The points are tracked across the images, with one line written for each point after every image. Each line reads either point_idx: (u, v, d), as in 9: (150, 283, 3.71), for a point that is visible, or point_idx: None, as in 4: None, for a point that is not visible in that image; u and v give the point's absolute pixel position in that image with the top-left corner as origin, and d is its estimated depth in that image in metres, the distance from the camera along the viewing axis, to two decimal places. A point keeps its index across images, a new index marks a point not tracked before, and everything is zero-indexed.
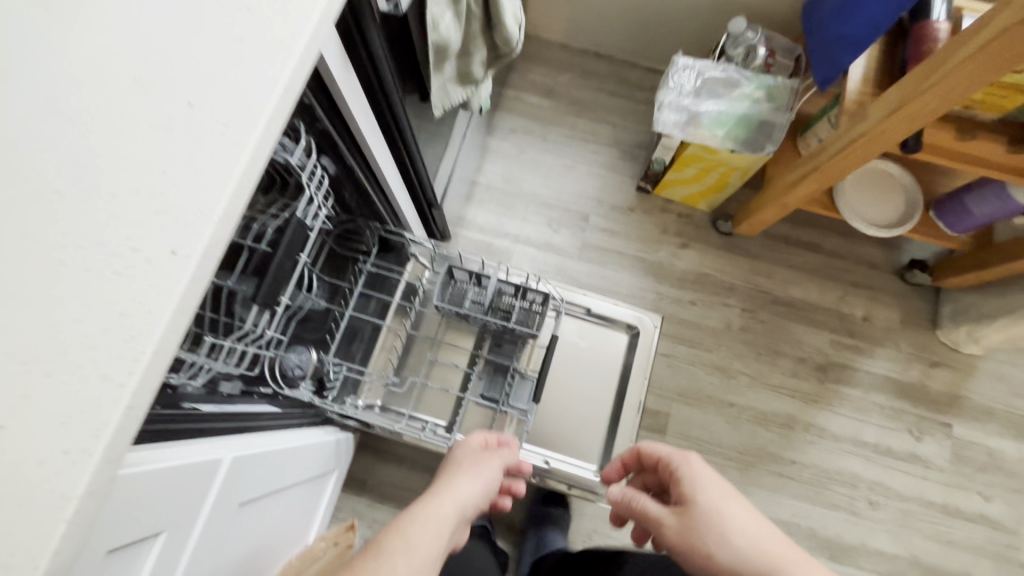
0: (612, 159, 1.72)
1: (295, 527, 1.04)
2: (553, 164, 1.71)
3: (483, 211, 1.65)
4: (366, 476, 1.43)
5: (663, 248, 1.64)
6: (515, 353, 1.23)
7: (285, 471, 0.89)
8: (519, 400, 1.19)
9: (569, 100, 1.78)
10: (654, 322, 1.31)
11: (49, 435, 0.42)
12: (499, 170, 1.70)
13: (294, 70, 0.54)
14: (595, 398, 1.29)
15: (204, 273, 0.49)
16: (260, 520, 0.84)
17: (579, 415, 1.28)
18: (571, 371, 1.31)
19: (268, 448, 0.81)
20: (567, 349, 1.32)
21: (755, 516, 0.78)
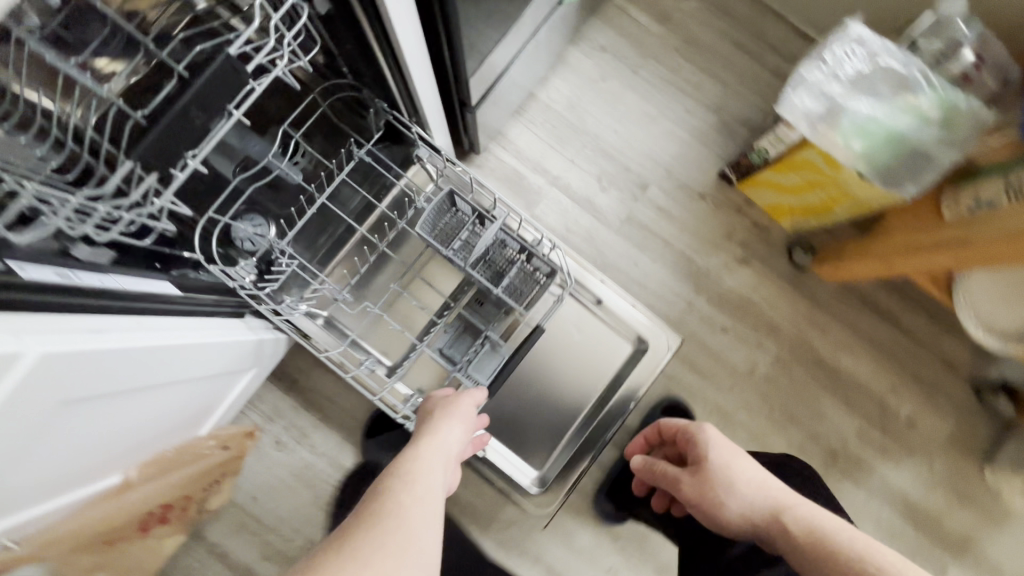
0: (704, 127, 1.38)
1: (178, 425, 0.90)
2: (633, 107, 1.38)
3: (530, 133, 1.36)
4: (299, 376, 1.28)
5: (716, 255, 1.35)
6: (496, 319, 1.01)
7: (143, 366, 0.71)
8: (479, 374, 0.99)
9: (684, 35, 1.40)
10: (670, 344, 1.07)
11: None
12: (567, 91, 1.37)
13: None
14: (564, 400, 1.06)
15: None
16: (106, 417, 0.70)
17: (540, 414, 1.06)
18: (552, 361, 1.07)
19: (112, 348, 0.63)
20: (556, 335, 1.07)
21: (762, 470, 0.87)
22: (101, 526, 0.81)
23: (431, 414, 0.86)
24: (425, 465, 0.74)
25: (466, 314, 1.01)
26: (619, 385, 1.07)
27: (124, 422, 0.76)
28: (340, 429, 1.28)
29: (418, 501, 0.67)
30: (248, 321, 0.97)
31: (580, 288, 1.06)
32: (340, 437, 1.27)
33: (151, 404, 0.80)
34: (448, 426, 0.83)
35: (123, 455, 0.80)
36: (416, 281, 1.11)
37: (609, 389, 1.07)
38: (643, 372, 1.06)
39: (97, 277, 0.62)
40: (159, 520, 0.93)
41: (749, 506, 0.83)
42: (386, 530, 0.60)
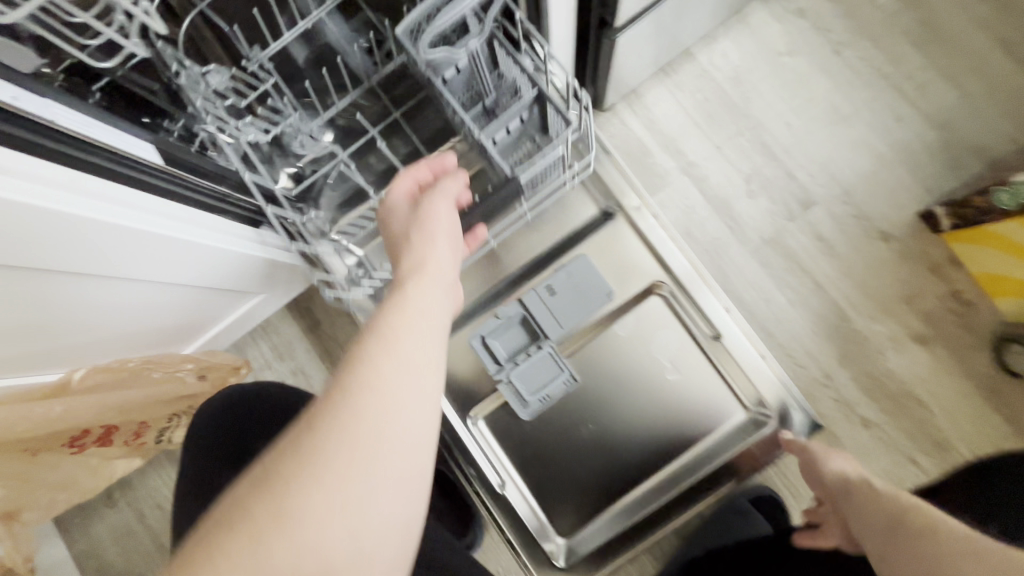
0: (914, 145, 0.99)
1: (118, 333, 0.68)
2: (823, 98, 1.02)
3: (673, 100, 1.05)
4: (322, 319, 1.09)
5: (884, 322, 0.98)
6: (567, 320, 0.76)
7: (45, 233, 0.46)
8: (525, 387, 0.75)
9: (921, 15, 1.02)
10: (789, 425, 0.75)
11: None
12: (735, 56, 1.05)
13: None
14: (626, 457, 0.76)
15: None
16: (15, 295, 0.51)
17: (589, 464, 0.76)
18: (628, 401, 0.76)
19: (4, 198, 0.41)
20: (644, 365, 0.76)
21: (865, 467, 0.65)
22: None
23: (404, 233, 0.55)
24: (403, 328, 0.45)
25: (531, 299, 0.76)
26: (709, 457, 0.76)
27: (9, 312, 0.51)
28: None
29: (398, 393, 0.41)
30: (263, 235, 0.76)
31: (681, 297, 0.77)
32: None
33: (79, 294, 0.57)
34: (432, 248, 0.53)
35: (1, 359, 0.56)
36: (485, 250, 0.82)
37: (692, 463, 0.76)
38: (733, 442, 0.76)
39: (6, 85, 0.40)
40: (98, 442, 0.77)
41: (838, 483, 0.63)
42: (338, 477, 0.37)
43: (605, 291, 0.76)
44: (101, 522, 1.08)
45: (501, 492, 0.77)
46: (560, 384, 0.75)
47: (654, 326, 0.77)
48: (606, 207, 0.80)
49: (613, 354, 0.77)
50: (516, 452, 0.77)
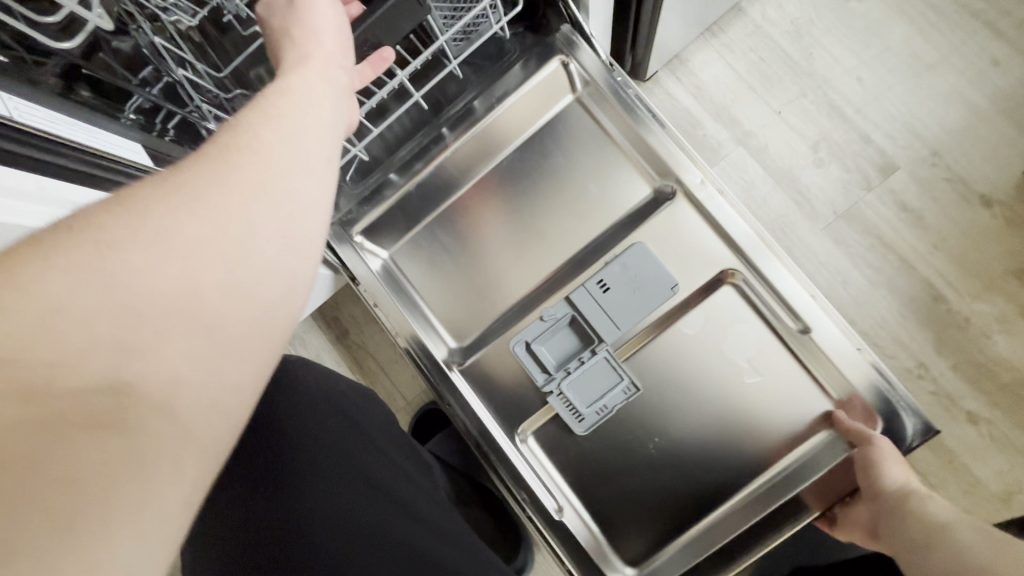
0: (1016, 93, 0.85)
1: None
2: (902, 46, 0.88)
3: (724, 62, 0.93)
4: (349, 328, 1.02)
5: (990, 301, 0.84)
6: (625, 320, 0.66)
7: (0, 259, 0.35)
8: (579, 398, 0.66)
9: None
10: (902, 426, 0.62)
11: None
12: (795, 8, 0.92)
13: None
14: (701, 475, 0.66)
15: None
16: None
17: (657, 484, 0.67)
18: (700, 408, 0.66)
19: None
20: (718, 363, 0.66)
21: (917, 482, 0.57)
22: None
23: (285, 26, 0.44)
24: (283, 100, 0.37)
25: (581, 297, 0.67)
26: (805, 467, 0.64)
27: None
28: None
29: (270, 166, 0.33)
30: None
31: (755, 285, 0.67)
32: None
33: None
34: (318, 39, 0.43)
35: None
36: (522, 243, 0.73)
37: (787, 473, 0.65)
38: (827, 450, 0.64)
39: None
40: None
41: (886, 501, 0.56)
42: (194, 248, 0.29)
43: (671, 285, 0.66)
44: None
45: (559, 518, 0.66)
46: (620, 393, 0.65)
47: (726, 320, 0.67)
48: (662, 187, 0.70)
49: (681, 353, 0.67)
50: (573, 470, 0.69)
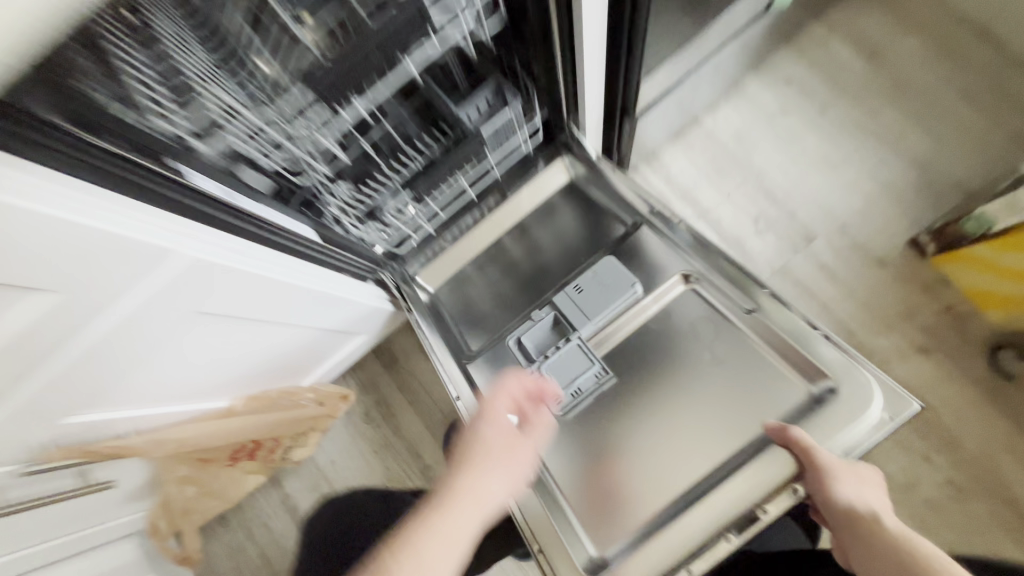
0: (899, 184, 1.17)
1: (264, 369, 0.87)
2: (815, 149, 1.21)
3: (687, 159, 1.25)
4: (400, 356, 1.30)
5: (888, 336, 1.12)
6: (593, 311, 0.87)
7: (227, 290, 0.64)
8: (553, 382, 0.83)
9: (894, 77, 1.21)
10: (881, 400, 0.67)
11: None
12: (737, 121, 1.25)
13: None
14: (663, 450, 0.76)
15: None
16: (211, 341, 0.70)
17: (624, 450, 0.77)
18: (661, 387, 0.80)
19: (241, 269, 0.63)
20: (687, 363, 0.80)
21: (872, 492, 0.62)
22: (74, 461, 0.66)
23: (473, 434, 0.67)
24: (448, 538, 0.57)
25: (562, 300, 0.91)
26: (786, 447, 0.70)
27: (168, 351, 0.65)
28: (424, 419, 1.27)
29: None
30: (347, 281, 0.90)
31: (717, 298, 0.83)
32: (424, 426, 1.26)
33: (206, 348, 0.70)
34: (491, 474, 0.63)
35: (208, 387, 0.78)
36: (534, 284, 0.99)
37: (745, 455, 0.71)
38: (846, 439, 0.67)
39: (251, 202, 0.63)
40: (247, 455, 0.95)
41: (838, 514, 0.61)
42: None
43: (629, 281, 0.87)
44: (215, 541, 1.25)
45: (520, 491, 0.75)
46: (591, 375, 0.82)
47: (696, 335, 0.82)
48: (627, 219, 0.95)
49: (656, 366, 0.82)
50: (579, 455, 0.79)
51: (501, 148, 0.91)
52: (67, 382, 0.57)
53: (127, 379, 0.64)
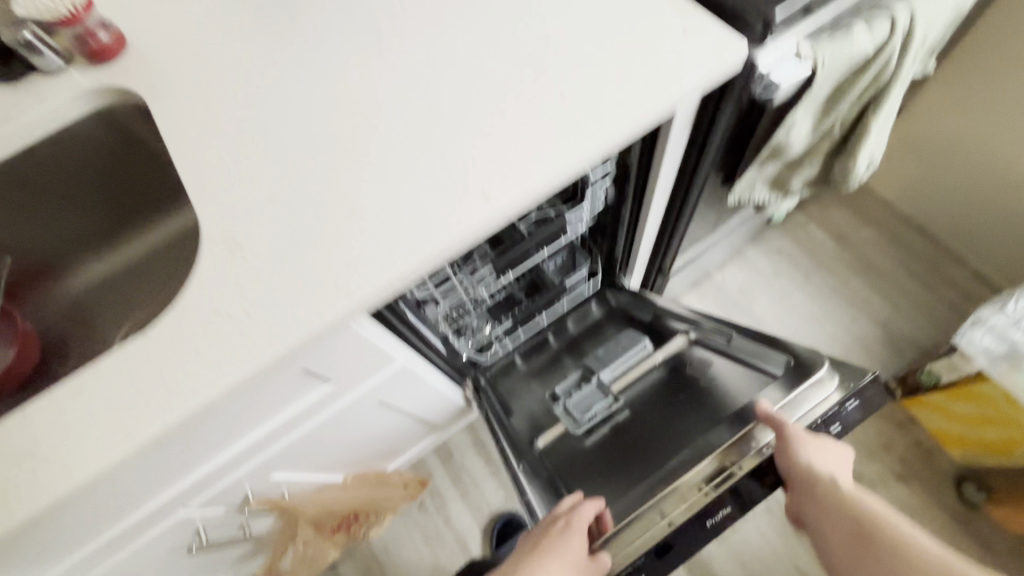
0: (870, 339, 1.48)
1: (376, 450, 1.08)
2: (802, 306, 1.54)
3: (701, 304, 1.57)
4: (455, 451, 1.49)
5: (872, 463, 1.35)
6: (610, 362, 1.14)
7: (400, 388, 0.88)
8: (577, 412, 1.07)
9: (859, 256, 1.59)
10: (831, 375, 0.84)
11: (351, 268, 0.55)
12: (739, 279, 1.60)
13: (585, 151, 0.58)
14: (658, 437, 1.01)
15: (479, 219, 0.56)
16: (366, 425, 0.92)
17: (624, 445, 1.03)
18: (661, 398, 1.07)
19: (417, 373, 0.88)
20: (682, 386, 1.06)
21: (829, 454, 0.70)
22: (266, 509, 0.89)
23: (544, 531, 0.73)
24: None
25: (590, 361, 1.17)
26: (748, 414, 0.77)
27: (349, 427, 0.87)
28: (472, 510, 1.43)
29: None
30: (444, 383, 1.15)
31: (709, 339, 1.06)
32: (472, 518, 1.42)
33: (362, 428, 0.93)
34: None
35: (341, 462, 0.99)
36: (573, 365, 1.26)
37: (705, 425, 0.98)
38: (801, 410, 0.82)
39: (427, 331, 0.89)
40: (343, 529, 1.12)
41: (792, 475, 0.70)
42: None
43: (639, 342, 1.14)
44: None
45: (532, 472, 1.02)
46: (605, 406, 1.07)
47: (699, 366, 1.07)
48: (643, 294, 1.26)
49: (668, 396, 1.06)
50: (604, 463, 1.02)
51: (572, 294, 1.21)
52: (295, 448, 0.80)
53: (323, 446, 0.87)
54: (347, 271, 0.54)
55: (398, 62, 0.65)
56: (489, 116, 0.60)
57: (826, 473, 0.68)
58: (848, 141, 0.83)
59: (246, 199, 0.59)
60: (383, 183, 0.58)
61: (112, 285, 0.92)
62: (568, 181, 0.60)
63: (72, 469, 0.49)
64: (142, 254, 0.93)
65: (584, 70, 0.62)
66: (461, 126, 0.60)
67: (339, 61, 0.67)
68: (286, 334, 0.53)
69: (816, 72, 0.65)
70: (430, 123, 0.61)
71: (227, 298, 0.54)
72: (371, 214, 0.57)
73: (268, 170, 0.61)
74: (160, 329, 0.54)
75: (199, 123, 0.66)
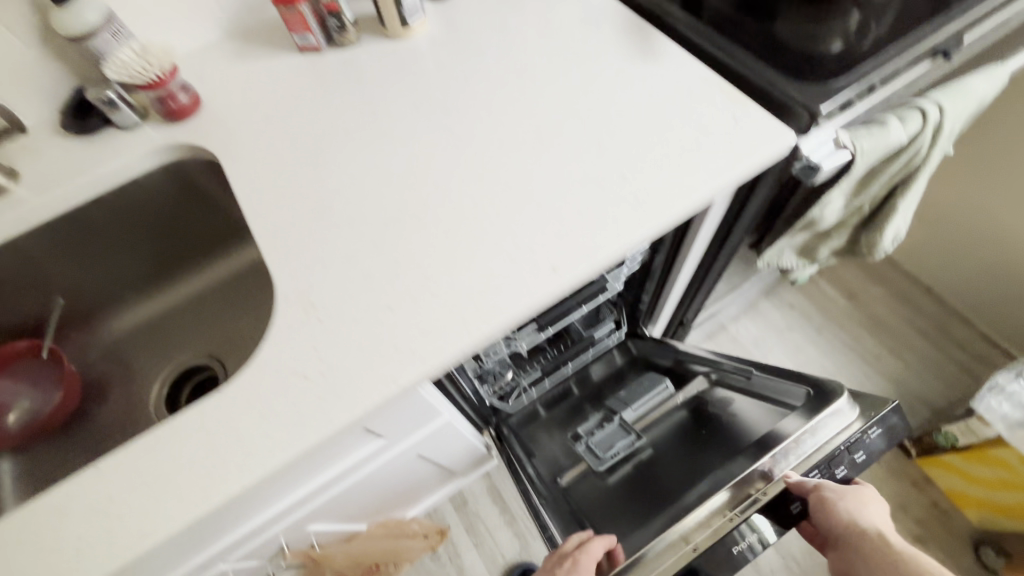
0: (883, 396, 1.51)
1: (400, 498, 1.08)
2: (815, 361, 1.57)
3: None
4: (469, 498, 1.48)
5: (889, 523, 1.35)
6: (633, 402, 1.12)
7: (437, 441, 0.88)
8: (600, 450, 1.05)
9: (870, 313, 1.63)
10: (851, 407, 0.72)
11: (426, 333, 0.57)
12: (754, 331, 1.63)
13: (648, 228, 0.62)
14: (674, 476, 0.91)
15: (549, 291, 0.59)
16: (399, 475, 0.93)
17: (641, 486, 0.95)
18: (681, 439, 1.00)
19: (455, 427, 0.88)
20: (704, 427, 0.99)
21: (865, 506, 0.68)
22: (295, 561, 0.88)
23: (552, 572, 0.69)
24: None
25: (613, 403, 1.16)
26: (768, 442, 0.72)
27: (384, 478, 0.87)
28: (486, 561, 1.41)
29: None
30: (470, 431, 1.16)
31: (727, 376, 1.02)
32: (486, 569, 1.40)
33: (395, 479, 0.93)
34: None
35: (368, 511, 0.99)
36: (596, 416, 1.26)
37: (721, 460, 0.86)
38: (816, 440, 0.70)
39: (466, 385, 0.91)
40: None
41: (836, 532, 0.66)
42: None
43: (662, 383, 1.13)
44: None
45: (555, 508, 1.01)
46: (627, 444, 1.04)
47: (720, 406, 1.00)
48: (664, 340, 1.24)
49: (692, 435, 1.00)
50: (621, 500, 0.95)
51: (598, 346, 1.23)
52: (335, 501, 0.80)
53: (357, 497, 0.87)
54: (423, 337, 0.57)
55: (466, 134, 0.69)
56: (556, 191, 0.64)
57: (870, 526, 0.67)
58: (876, 215, 0.87)
59: (320, 261, 0.62)
60: (456, 251, 0.61)
61: (155, 327, 0.94)
62: (628, 257, 0.63)
63: (151, 528, 0.50)
64: (187, 297, 0.95)
65: (643, 151, 0.66)
66: (529, 200, 0.64)
67: (408, 132, 0.71)
68: (361, 398, 0.54)
69: (855, 158, 0.70)
70: (499, 195, 0.64)
71: (302, 360, 0.56)
72: (444, 281, 0.59)
73: (342, 233, 0.64)
74: (237, 387, 0.56)
75: (274, 183, 0.69)
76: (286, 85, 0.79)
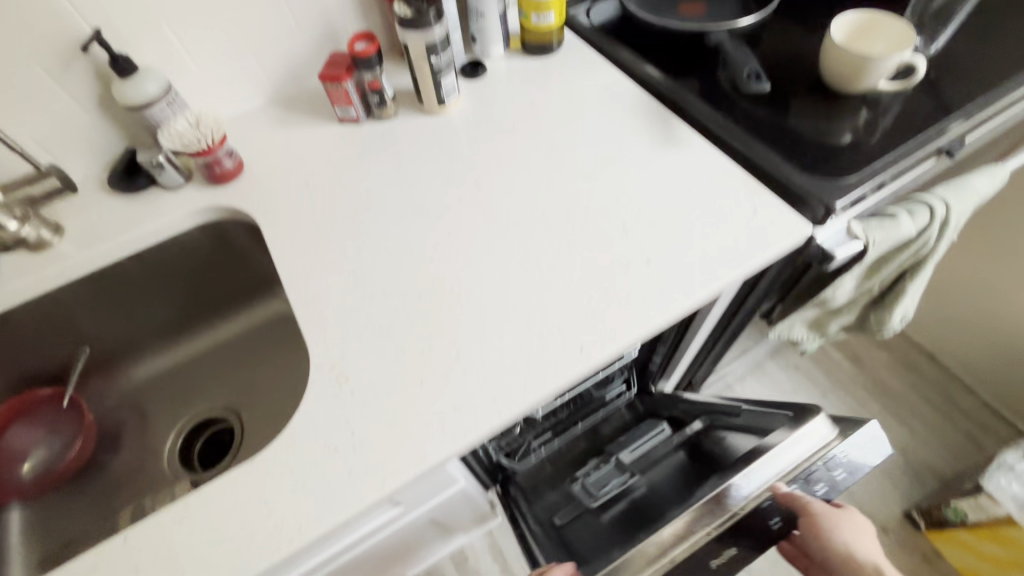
0: (890, 463, 1.50)
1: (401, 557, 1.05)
2: None
3: None
4: (472, 556, 1.44)
5: None
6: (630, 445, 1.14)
7: (446, 507, 0.86)
8: (594, 488, 1.09)
9: (874, 377, 1.64)
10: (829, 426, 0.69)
11: (456, 412, 0.58)
12: (760, 392, 1.63)
13: (672, 313, 0.64)
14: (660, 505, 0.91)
15: (576, 371, 0.60)
16: (405, 537, 0.90)
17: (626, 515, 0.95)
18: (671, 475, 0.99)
19: (465, 492, 0.86)
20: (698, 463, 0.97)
21: (865, 534, 0.70)
22: None
23: None
24: None
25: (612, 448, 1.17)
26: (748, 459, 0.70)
27: (394, 541, 0.86)
28: None
29: None
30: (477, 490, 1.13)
31: (721, 416, 1.02)
32: None
33: (401, 542, 0.91)
34: None
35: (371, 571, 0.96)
36: None
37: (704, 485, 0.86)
38: (792, 455, 0.68)
39: None
40: None
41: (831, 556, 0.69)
42: None
43: (659, 427, 1.14)
44: None
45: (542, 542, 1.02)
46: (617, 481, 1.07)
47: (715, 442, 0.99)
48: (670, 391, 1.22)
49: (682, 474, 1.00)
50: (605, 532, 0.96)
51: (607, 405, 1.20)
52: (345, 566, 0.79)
53: (365, 561, 0.86)
54: (453, 414, 0.58)
55: (496, 210, 0.73)
56: (583, 273, 0.67)
57: (869, 563, 0.69)
58: (885, 295, 0.90)
59: (354, 332, 0.64)
60: (486, 329, 0.63)
61: (171, 377, 0.94)
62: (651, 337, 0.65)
63: None
64: (206, 347, 0.96)
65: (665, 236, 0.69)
66: (557, 279, 0.66)
67: (441, 206, 0.74)
68: (390, 476, 0.55)
69: (867, 249, 0.74)
70: (527, 275, 0.67)
71: (334, 432, 0.57)
72: (473, 360, 0.61)
73: (374, 305, 0.66)
74: (267, 457, 0.56)
75: (311, 249, 0.72)
76: (324, 153, 0.83)
